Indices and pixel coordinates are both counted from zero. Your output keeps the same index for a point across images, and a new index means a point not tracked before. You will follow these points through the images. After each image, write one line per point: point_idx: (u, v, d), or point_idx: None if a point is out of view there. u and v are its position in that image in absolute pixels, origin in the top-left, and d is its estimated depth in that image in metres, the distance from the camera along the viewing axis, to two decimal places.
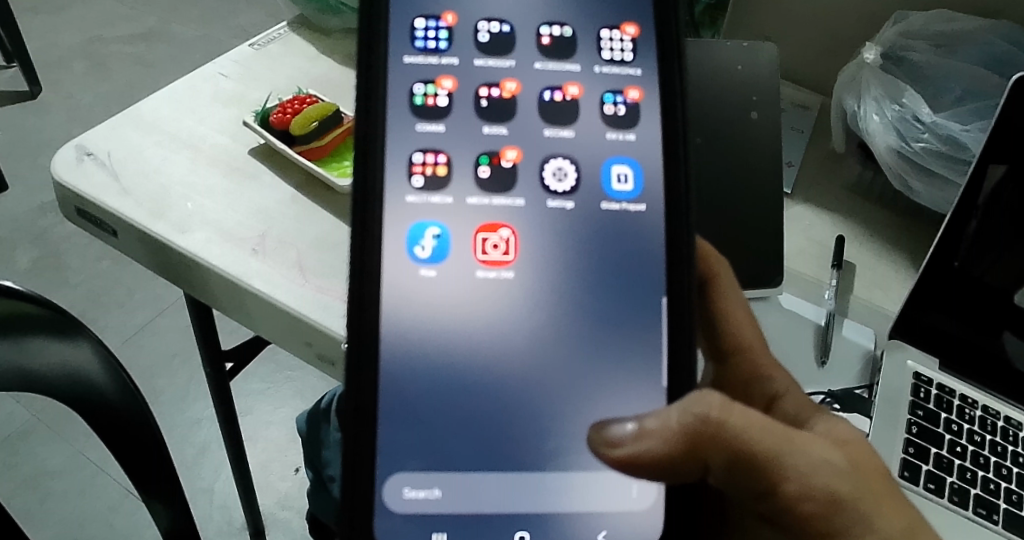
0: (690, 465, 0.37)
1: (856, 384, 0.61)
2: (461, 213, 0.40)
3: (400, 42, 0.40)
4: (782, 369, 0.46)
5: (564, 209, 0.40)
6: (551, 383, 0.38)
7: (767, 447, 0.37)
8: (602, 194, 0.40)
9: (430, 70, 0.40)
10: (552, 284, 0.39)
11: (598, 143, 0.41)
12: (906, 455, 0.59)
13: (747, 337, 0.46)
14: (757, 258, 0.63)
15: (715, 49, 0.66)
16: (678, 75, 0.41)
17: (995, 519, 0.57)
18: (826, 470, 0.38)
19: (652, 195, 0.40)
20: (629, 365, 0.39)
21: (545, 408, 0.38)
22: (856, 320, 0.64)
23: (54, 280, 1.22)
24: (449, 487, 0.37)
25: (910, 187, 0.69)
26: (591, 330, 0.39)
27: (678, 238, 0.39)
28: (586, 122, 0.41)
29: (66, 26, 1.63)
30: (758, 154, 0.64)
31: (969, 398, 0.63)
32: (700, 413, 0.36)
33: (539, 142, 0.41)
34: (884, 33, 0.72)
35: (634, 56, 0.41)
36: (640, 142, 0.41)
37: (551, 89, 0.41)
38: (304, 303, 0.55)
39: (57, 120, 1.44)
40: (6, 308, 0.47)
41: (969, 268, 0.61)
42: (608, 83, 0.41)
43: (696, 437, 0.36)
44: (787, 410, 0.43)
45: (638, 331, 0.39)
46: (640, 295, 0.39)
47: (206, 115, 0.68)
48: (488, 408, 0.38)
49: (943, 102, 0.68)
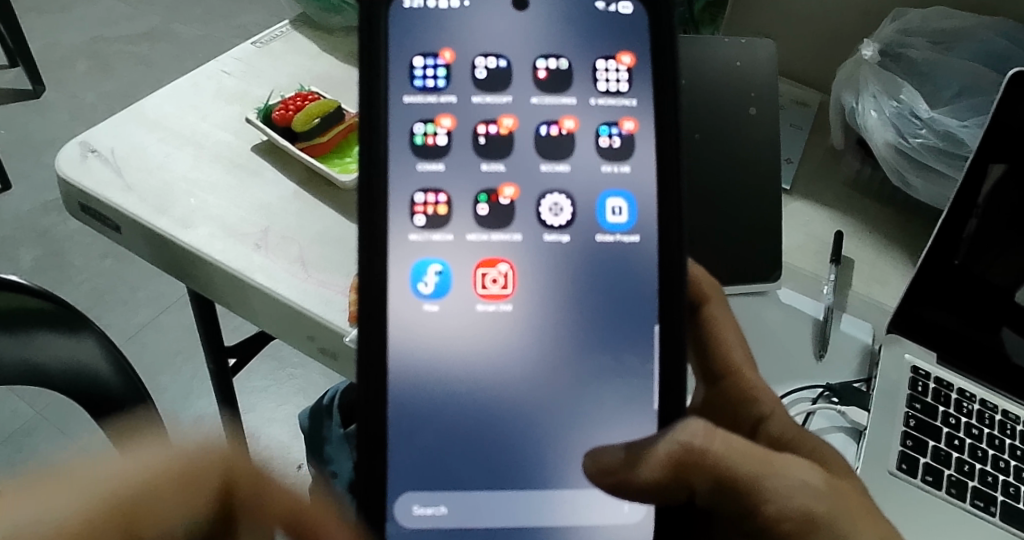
0: (676, 488, 0.39)
1: (853, 378, 0.61)
2: (461, 249, 0.42)
3: (400, 82, 0.42)
4: (771, 391, 0.47)
5: (560, 242, 0.42)
6: (548, 409, 0.41)
7: (748, 472, 0.39)
8: (597, 226, 0.42)
9: (429, 109, 0.42)
10: (548, 315, 0.42)
11: (593, 176, 0.43)
12: (904, 448, 0.59)
13: (736, 359, 0.47)
14: (755, 254, 0.63)
15: (714, 47, 0.66)
16: (671, 98, 0.42)
17: (993, 512, 0.57)
18: (804, 491, 0.39)
19: (645, 226, 0.42)
20: (622, 393, 0.42)
21: (540, 434, 0.41)
22: (853, 314, 0.65)
23: (58, 278, 1.23)
24: (454, 504, 0.40)
25: (908, 182, 0.70)
26: (586, 360, 0.42)
27: (670, 266, 0.41)
28: (582, 155, 0.43)
29: (69, 26, 1.64)
30: (757, 151, 0.65)
31: (967, 392, 0.63)
32: (684, 441, 0.39)
33: (536, 176, 0.43)
34: (883, 30, 0.72)
35: (629, 87, 0.43)
36: (636, 173, 0.43)
37: (547, 124, 0.43)
38: (307, 297, 0.56)
39: (60, 120, 1.45)
40: (10, 300, 0.48)
41: (970, 266, 0.61)
42: (603, 116, 0.43)
43: (682, 463, 0.39)
44: (772, 433, 0.44)
45: (628, 363, 0.42)
46: (633, 322, 0.42)
47: (209, 112, 0.68)
48: (490, 431, 0.41)
49: (941, 100, 0.69)
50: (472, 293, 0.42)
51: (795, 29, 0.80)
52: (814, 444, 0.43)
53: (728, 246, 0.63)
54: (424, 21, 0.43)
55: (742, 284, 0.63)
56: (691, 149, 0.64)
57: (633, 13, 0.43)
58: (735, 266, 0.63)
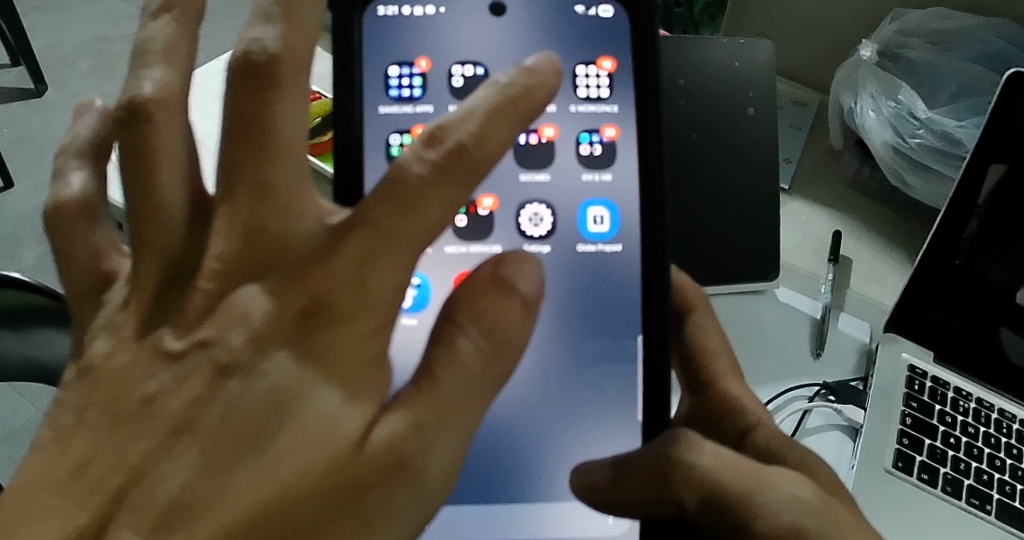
0: (664, 504, 0.38)
1: (850, 377, 0.62)
2: (439, 261, 0.43)
3: (376, 93, 0.43)
4: (755, 398, 0.47)
5: (541, 252, 0.43)
6: (531, 423, 0.42)
7: (739, 486, 0.37)
8: (579, 235, 0.43)
9: (405, 119, 0.43)
10: (541, 330, 0.42)
11: (575, 184, 0.44)
12: (900, 445, 0.59)
13: (719, 367, 0.47)
14: (753, 254, 0.64)
15: (711, 48, 0.67)
16: (653, 108, 0.42)
17: (988, 509, 0.58)
18: (795, 507, 0.37)
19: (627, 234, 0.43)
20: (604, 403, 0.42)
21: (550, 450, 0.42)
22: (852, 313, 0.66)
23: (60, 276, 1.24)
24: (439, 520, 0.41)
25: (905, 183, 0.69)
26: (568, 372, 0.42)
27: (652, 271, 0.41)
28: (563, 165, 0.44)
29: (71, 24, 1.64)
30: (754, 151, 0.65)
31: (964, 390, 0.63)
32: (672, 455, 0.37)
33: (519, 186, 0.44)
34: (881, 30, 0.72)
35: (610, 92, 0.43)
36: (617, 180, 0.43)
37: (526, 133, 0.44)
38: None
39: (63, 119, 1.45)
40: (18, 297, 0.56)
41: (970, 266, 0.61)
42: (581, 122, 0.44)
43: (667, 478, 0.37)
44: (758, 443, 0.44)
45: (609, 374, 0.42)
46: (618, 332, 0.42)
47: (212, 112, 0.69)
48: (488, 441, 0.41)
49: (937, 102, 0.70)
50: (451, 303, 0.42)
51: (794, 29, 0.80)
52: (802, 455, 0.42)
53: (726, 245, 0.64)
54: (400, 29, 0.43)
55: (740, 284, 0.63)
56: (688, 150, 0.65)
57: (614, 17, 0.44)
58: (732, 266, 0.63)
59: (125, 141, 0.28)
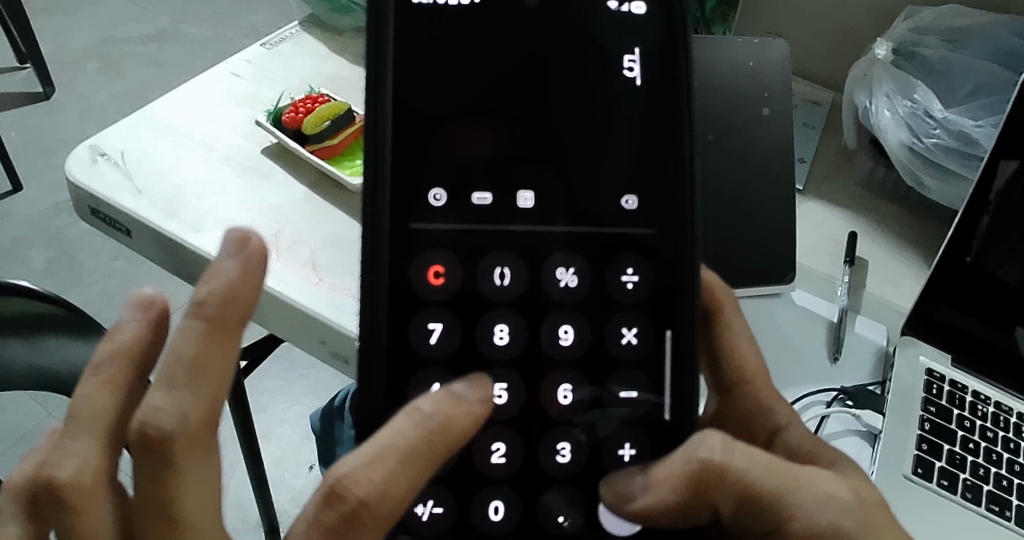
0: (699, 509, 0.36)
1: (868, 381, 0.61)
2: (444, 301, 0.38)
3: (411, 89, 0.37)
4: (783, 400, 0.45)
5: (569, 274, 0.39)
6: (551, 436, 0.39)
7: (773, 489, 0.35)
8: (599, 254, 0.39)
9: (435, 125, 0.37)
10: (569, 349, 0.39)
11: (614, 198, 0.38)
12: (919, 451, 0.58)
13: (751, 369, 0.45)
14: (768, 254, 0.63)
15: (725, 48, 0.67)
16: (685, 98, 0.38)
17: (1007, 516, 0.57)
18: (833, 507, 0.35)
19: (660, 244, 0.38)
20: (636, 419, 0.38)
21: (500, 478, 0.38)
22: (868, 315, 0.65)
23: (68, 280, 1.24)
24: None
25: (922, 182, 0.69)
26: (592, 395, 0.39)
27: (679, 282, 0.38)
28: (598, 164, 0.38)
29: (79, 26, 1.64)
30: (766, 152, 0.65)
31: (982, 394, 0.63)
32: (704, 457, 0.35)
33: (555, 191, 0.39)
34: (896, 29, 0.71)
35: (651, 88, 0.38)
36: (658, 190, 0.38)
37: (568, 134, 0.38)
38: (315, 300, 0.56)
39: (70, 119, 1.45)
40: (29, 308, 0.55)
41: (981, 265, 0.60)
42: (629, 128, 0.38)
43: (701, 483, 0.35)
44: (790, 445, 0.43)
45: (642, 388, 0.39)
46: (650, 347, 0.39)
47: (218, 115, 0.68)
48: (510, 465, 0.38)
49: (954, 100, 0.68)
50: (420, 296, 0.38)
51: (807, 27, 0.79)
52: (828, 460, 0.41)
53: (748, 244, 0.63)
54: (433, 23, 0.37)
55: (751, 287, 0.62)
56: (706, 150, 0.64)
57: (646, 14, 0.38)
58: (746, 268, 0.62)
59: (154, 491, 0.30)
